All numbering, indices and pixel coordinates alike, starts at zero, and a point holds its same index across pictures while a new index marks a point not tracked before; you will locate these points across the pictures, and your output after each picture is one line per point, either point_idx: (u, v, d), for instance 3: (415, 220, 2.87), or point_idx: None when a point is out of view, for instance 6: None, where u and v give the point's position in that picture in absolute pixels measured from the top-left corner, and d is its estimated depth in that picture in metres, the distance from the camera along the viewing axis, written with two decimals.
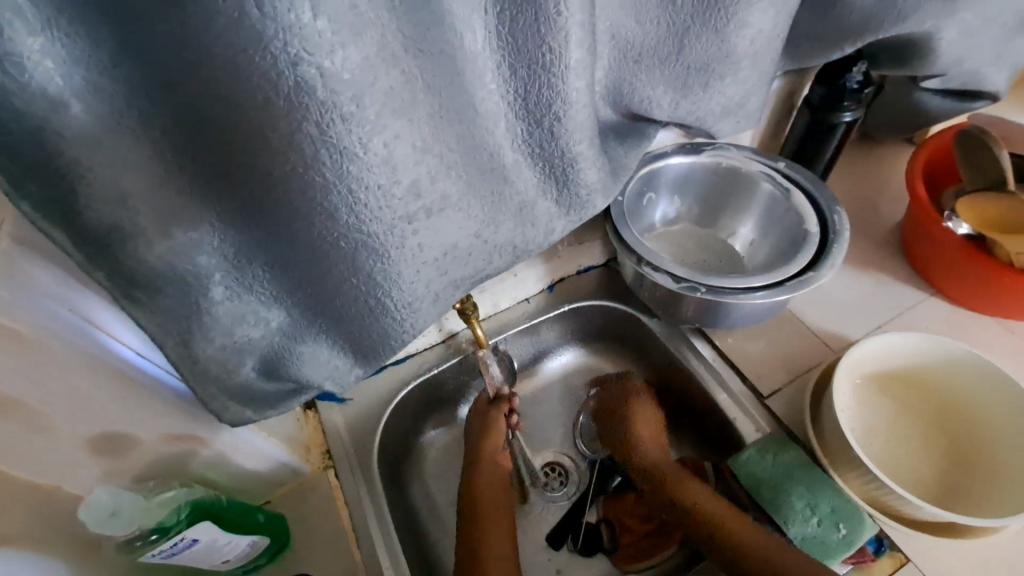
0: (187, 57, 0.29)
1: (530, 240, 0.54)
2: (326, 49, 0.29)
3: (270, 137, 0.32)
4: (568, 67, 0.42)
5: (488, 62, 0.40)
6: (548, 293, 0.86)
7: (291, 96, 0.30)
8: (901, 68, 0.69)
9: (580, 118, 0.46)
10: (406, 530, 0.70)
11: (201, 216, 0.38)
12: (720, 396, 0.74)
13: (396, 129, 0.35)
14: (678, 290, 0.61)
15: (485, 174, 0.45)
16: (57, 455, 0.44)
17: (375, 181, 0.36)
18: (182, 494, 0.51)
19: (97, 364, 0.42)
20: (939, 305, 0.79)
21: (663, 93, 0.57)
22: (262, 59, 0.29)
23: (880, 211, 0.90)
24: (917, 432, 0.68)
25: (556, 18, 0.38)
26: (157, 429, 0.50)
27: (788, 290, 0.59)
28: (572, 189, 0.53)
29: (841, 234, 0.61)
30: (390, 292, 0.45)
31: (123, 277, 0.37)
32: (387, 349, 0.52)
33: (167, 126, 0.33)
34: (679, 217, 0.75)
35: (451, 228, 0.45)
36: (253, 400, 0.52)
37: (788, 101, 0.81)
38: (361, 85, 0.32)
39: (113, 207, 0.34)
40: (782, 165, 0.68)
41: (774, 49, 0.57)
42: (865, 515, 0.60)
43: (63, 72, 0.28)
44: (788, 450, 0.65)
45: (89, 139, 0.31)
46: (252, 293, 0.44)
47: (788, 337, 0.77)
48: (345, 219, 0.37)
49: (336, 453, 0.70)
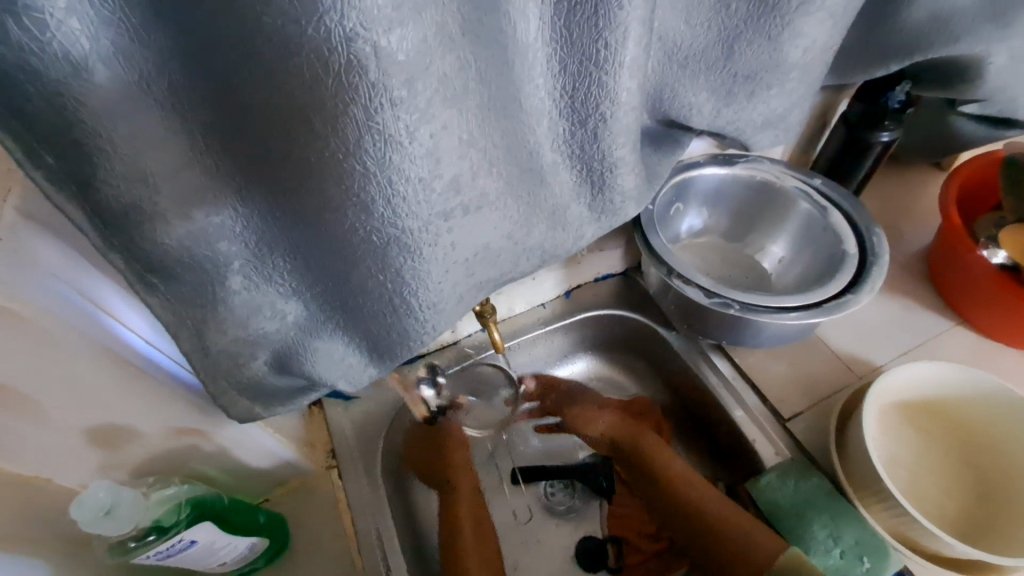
0: (228, 25, 0.27)
1: (559, 245, 0.52)
2: (383, 26, 0.27)
3: (312, 120, 0.30)
4: (621, 65, 0.39)
5: (540, 55, 0.37)
6: (564, 299, 0.85)
7: (340, 76, 0.28)
8: (944, 90, 0.66)
9: (627, 120, 0.44)
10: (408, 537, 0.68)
11: (224, 199, 0.36)
12: (737, 413, 0.72)
13: (445, 119, 0.33)
14: (710, 305, 0.59)
15: (524, 172, 0.43)
16: (53, 446, 0.42)
17: (416, 173, 0.34)
18: (183, 492, 0.48)
19: (103, 353, 0.39)
20: (963, 334, 0.77)
21: (705, 100, 0.54)
22: (313, 33, 0.26)
23: (905, 235, 0.88)
24: (940, 464, 0.66)
25: (617, 12, 0.36)
26: (159, 422, 0.47)
27: (824, 312, 0.57)
28: (607, 194, 0.50)
29: (880, 257, 0.59)
30: (416, 291, 0.43)
31: (138, 260, 0.34)
32: (405, 350, 0.49)
33: (197, 99, 0.31)
34: (706, 229, 0.73)
35: (484, 228, 0.43)
36: (262, 396, 0.49)
37: (821, 117, 0.79)
38: (414, 68, 0.29)
39: (134, 185, 0.31)
40: (818, 182, 0.66)
41: (826, 60, 0.55)
42: (889, 549, 0.57)
43: (90, 34, 0.26)
44: (810, 477, 0.63)
45: (113, 109, 0.28)
46: (271, 283, 0.42)
47: (810, 358, 0.75)
48: (381, 212, 0.35)
49: (340, 453, 0.68)
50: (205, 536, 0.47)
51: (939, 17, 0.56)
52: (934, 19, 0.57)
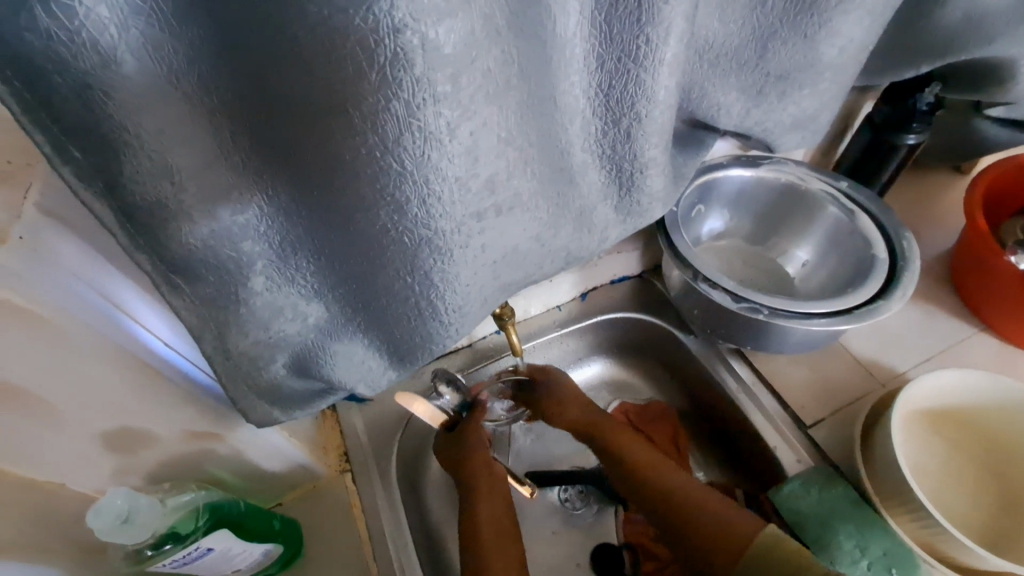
0: (267, 15, 0.26)
1: (584, 247, 0.51)
2: (432, 17, 0.26)
3: (351, 115, 0.29)
4: (661, 63, 0.38)
5: (579, 51, 0.36)
6: (580, 302, 0.83)
7: (383, 69, 0.26)
8: (975, 92, 0.65)
9: (661, 120, 0.43)
10: (422, 544, 0.66)
11: (252, 197, 0.34)
12: (758, 419, 0.70)
13: (484, 117, 0.31)
14: (737, 310, 0.57)
15: (556, 172, 0.42)
16: (68, 450, 0.41)
17: (453, 172, 0.32)
18: (200, 498, 0.47)
19: (122, 355, 0.38)
20: (988, 341, 0.76)
21: (735, 100, 0.53)
22: (359, 24, 0.25)
23: (925, 240, 0.87)
24: (966, 471, 0.65)
25: (662, 7, 0.35)
26: (175, 425, 0.46)
27: (855, 318, 0.55)
28: (635, 195, 0.49)
29: (910, 262, 0.58)
30: (443, 294, 0.41)
31: (161, 259, 0.33)
32: (426, 353, 0.48)
33: (229, 94, 0.30)
34: (728, 232, 0.71)
35: (514, 229, 0.41)
36: (281, 400, 0.48)
37: (844, 120, 0.78)
38: (460, 62, 0.28)
39: (159, 181, 0.30)
40: (845, 185, 0.64)
41: (861, 59, 0.53)
42: (917, 560, 0.56)
43: (121, 22, 0.25)
44: (835, 486, 0.61)
45: (141, 101, 0.27)
46: (294, 284, 0.41)
47: (832, 365, 0.74)
48: (414, 212, 0.34)
49: (353, 456, 0.67)
50: (221, 543, 0.46)
51: (975, 18, 0.55)
52: (969, 20, 0.55)
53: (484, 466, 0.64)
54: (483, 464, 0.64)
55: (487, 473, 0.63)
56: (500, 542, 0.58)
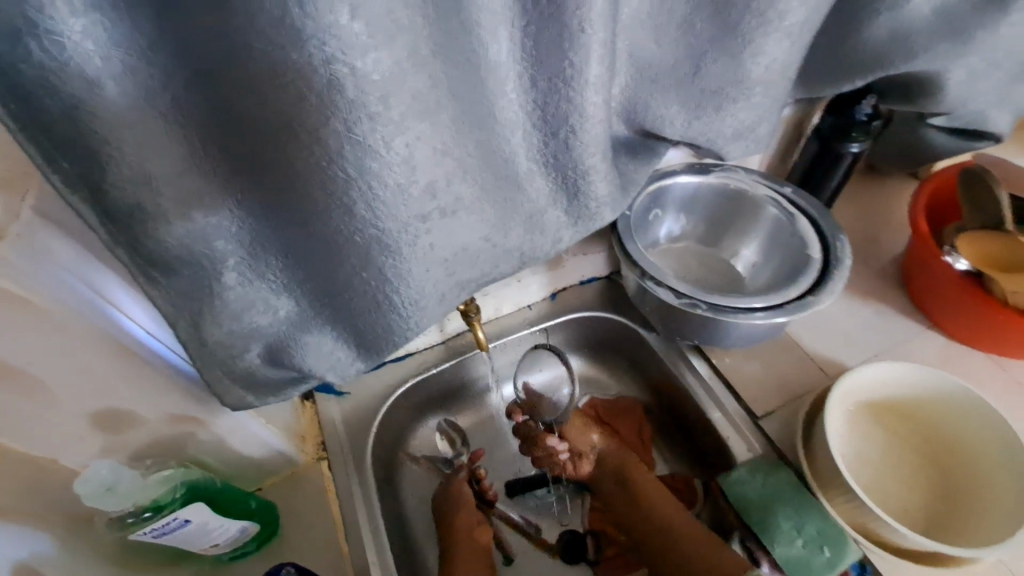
0: (226, 48, 0.31)
1: (537, 247, 0.55)
2: (359, 51, 0.30)
3: (298, 131, 0.33)
4: (587, 83, 0.43)
5: (510, 72, 0.41)
6: (550, 301, 0.88)
7: (321, 93, 0.31)
8: (910, 104, 0.69)
9: (596, 132, 0.47)
10: (393, 527, 0.71)
11: (222, 202, 0.39)
12: (713, 413, 0.75)
13: (419, 131, 0.36)
14: (678, 306, 0.62)
15: (499, 178, 0.47)
16: (60, 427, 0.45)
17: (395, 180, 0.37)
18: (179, 474, 0.51)
19: (108, 342, 0.43)
20: (933, 338, 0.80)
21: (677, 112, 0.58)
22: (297, 57, 0.30)
23: (880, 242, 0.92)
24: (905, 459, 0.69)
25: (580, 35, 0.39)
26: (158, 409, 0.51)
27: (787, 312, 0.60)
28: (582, 200, 0.54)
29: (842, 262, 0.62)
30: (398, 288, 0.46)
31: (141, 255, 0.38)
32: (390, 345, 0.53)
33: (197, 112, 0.34)
34: (684, 235, 0.76)
35: (462, 230, 0.46)
36: (255, 387, 0.53)
37: (797, 128, 0.82)
38: (388, 86, 0.33)
39: (139, 187, 0.35)
40: (789, 191, 0.69)
41: (788, 76, 0.58)
42: (849, 539, 0.60)
43: (103, 54, 0.29)
44: (777, 472, 0.65)
45: (121, 120, 0.32)
46: (264, 279, 0.45)
47: (784, 360, 0.78)
48: (362, 214, 0.38)
49: (330, 445, 0.71)
50: (197, 516, 0.50)
51: (898, 35, 0.59)
52: (894, 38, 0.60)
53: (466, 532, 0.70)
54: (468, 529, 0.70)
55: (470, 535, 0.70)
56: None
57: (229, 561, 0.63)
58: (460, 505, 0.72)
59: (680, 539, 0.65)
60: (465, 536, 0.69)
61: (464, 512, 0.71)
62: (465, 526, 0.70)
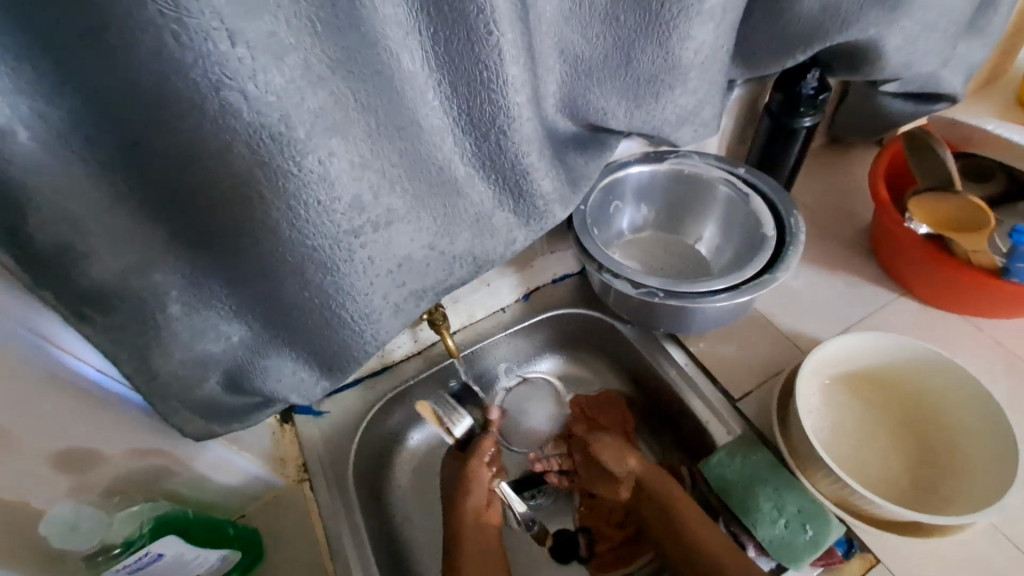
0: (127, 84, 0.31)
1: (489, 250, 0.55)
2: (247, 74, 0.32)
3: (202, 155, 0.35)
4: (506, 83, 0.43)
5: (425, 80, 0.42)
6: (524, 302, 0.88)
7: (216, 119, 0.33)
8: (855, 73, 0.69)
9: (528, 131, 0.48)
10: (381, 542, 0.71)
11: (156, 234, 0.40)
12: (691, 398, 0.74)
13: (331, 147, 0.37)
14: (638, 296, 0.62)
15: (435, 186, 0.47)
16: (22, 474, 0.45)
17: (314, 197, 0.38)
18: (145, 510, 0.53)
19: (57, 383, 0.44)
20: (908, 304, 0.79)
21: (617, 104, 0.58)
22: (184, 87, 0.31)
23: (849, 213, 0.91)
24: (887, 429, 0.68)
25: (488, 37, 0.40)
26: (121, 444, 0.51)
27: (745, 292, 0.60)
28: (527, 199, 0.54)
29: (797, 237, 0.62)
30: (344, 303, 0.47)
31: (77, 296, 0.38)
32: (351, 359, 0.53)
33: (114, 150, 0.35)
34: (646, 224, 0.76)
35: (402, 241, 0.47)
36: (219, 414, 0.53)
37: (751, 108, 0.82)
38: (286, 105, 0.34)
39: (63, 229, 0.35)
40: (742, 170, 0.69)
41: (721, 57, 0.59)
42: (830, 515, 0.60)
43: (8, 102, 0.30)
44: (755, 453, 0.65)
45: (35, 166, 0.32)
46: (210, 308, 0.45)
47: (760, 340, 0.78)
48: (288, 234, 0.39)
49: (311, 466, 0.71)
50: (171, 549, 0.51)
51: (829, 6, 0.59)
52: (826, 9, 0.60)
53: (477, 514, 0.68)
54: (476, 515, 0.68)
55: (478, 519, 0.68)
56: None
57: None
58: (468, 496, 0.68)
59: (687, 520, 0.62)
60: (478, 520, 0.67)
61: (476, 494, 0.68)
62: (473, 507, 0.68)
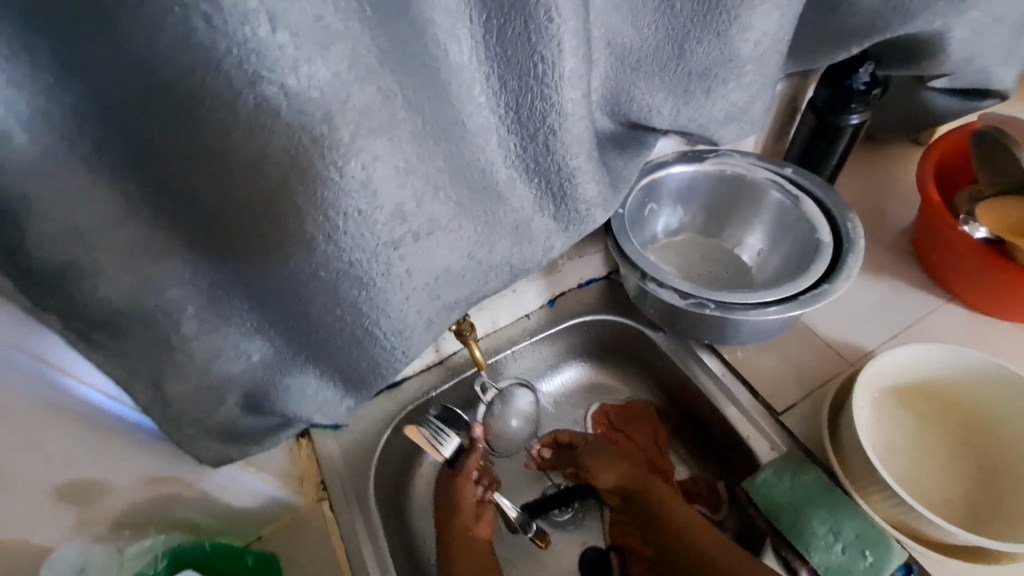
0: (144, 76, 0.27)
1: (527, 259, 0.51)
2: (289, 65, 0.27)
3: (232, 160, 0.30)
4: (563, 77, 0.38)
5: (475, 74, 0.37)
6: (549, 308, 0.83)
7: (250, 118, 0.28)
8: (910, 67, 0.65)
9: (579, 130, 0.43)
10: (404, 564, 0.67)
11: (169, 246, 0.35)
12: (730, 411, 0.71)
13: (377, 150, 0.32)
14: (686, 307, 0.58)
15: (477, 190, 0.43)
16: (23, 505, 0.42)
17: (355, 207, 0.33)
18: (160, 543, 0.53)
19: (61, 410, 0.39)
20: (956, 311, 0.75)
21: (664, 100, 0.54)
22: (214, 80, 0.27)
23: (888, 213, 0.87)
24: (941, 445, 0.64)
25: (548, 24, 0.35)
26: (132, 473, 0.47)
27: (802, 304, 0.55)
28: (572, 204, 0.49)
29: (855, 243, 0.58)
30: (378, 320, 0.42)
31: (84, 315, 0.34)
32: (380, 379, 0.48)
33: (127, 152, 0.30)
34: (682, 227, 0.72)
35: (442, 252, 0.42)
36: (237, 438, 0.49)
37: (791, 104, 0.78)
38: (331, 103, 0.29)
39: (68, 244, 0.31)
40: (789, 171, 0.65)
41: (778, 49, 0.54)
42: (892, 541, 0.56)
43: (4, 99, 0.26)
44: (806, 472, 0.61)
45: (37, 173, 0.28)
46: (229, 326, 0.41)
47: (801, 349, 0.74)
48: (324, 247, 0.35)
49: (330, 485, 0.67)
50: None
51: None
52: None
53: (465, 526, 0.63)
54: (466, 529, 0.63)
55: (468, 532, 0.63)
56: None
57: None
58: (458, 511, 0.63)
59: (692, 526, 0.61)
60: (467, 535, 0.62)
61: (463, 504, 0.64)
62: (463, 521, 0.63)
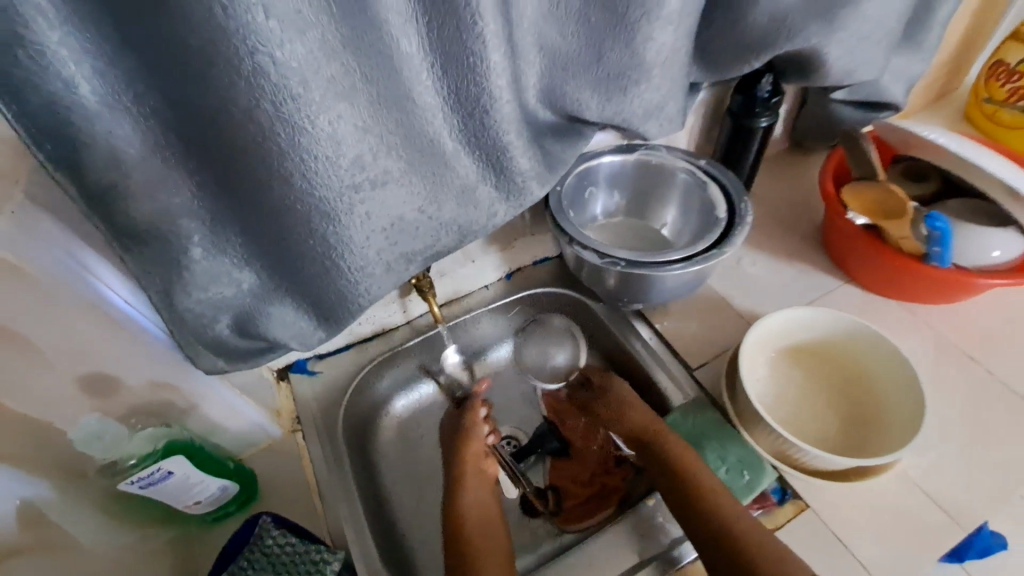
0: (174, 47, 0.38)
1: (473, 221, 0.63)
2: (276, 42, 0.39)
3: (234, 112, 0.42)
4: (490, 68, 0.51)
5: (421, 62, 0.49)
6: (506, 281, 0.95)
7: (248, 80, 0.40)
8: (804, 80, 0.78)
9: (508, 111, 0.55)
10: (366, 488, 0.77)
11: (183, 182, 0.47)
12: (654, 368, 0.82)
13: (340, 111, 0.45)
14: (601, 265, 0.70)
15: (426, 155, 0.54)
16: (53, 392, 0.52)
17: (323, 152, 0.46)
18: (160, 433, 0.61)
19: (92, 309, 0.50)
20: (852, 290, 0.88)
21: (591, 97, 0.66)
22: (224, 49, 0.38)
23: (806, 210, 1.00)
24: (823, 395, 0.76)
25: (474, 26, 0.47)
26: (141, 376, 0.58)
27: (698, 262, 0.68)
28: (508, 175, 0.61)
29: (744, 219, 0.70)
30: (343, 255, 0.53)
31: (117, 226, 0.46)
32: (346, 312, 0.60)
33: (158, 105, 0.42)
34: (617, 210, 0.85)
35: (396, 201, 0.54)
36: (226, 353, 0.59)
37: (717, 110, 0.91)
38: (305, 72, 0.41)
39: (110, 170, 0.42)
40: (704, 163, 0.77)
41: (680, 59, 0.67)
42: (766, 464, 0.68)
43: (77, 59, 0.37)
44: (705, 412, 0.73)
45: (94, 114, 0.39)
46: (225, 253, 0.52)
47: (718, 319, 0.86)
48: (299, 184, 0.47)
49: (304, 418, 0.78)
50: (179, 468, 0.58)
51: (778, 19, 0.67)
52: (775, 22, 0.68)
53: (475, 467, 0.76)
54: (476, 469, 0.76)
55: (476, 470, 0.76)
56: (490, 542, 0.68)
57: (213, 521, 0.70)
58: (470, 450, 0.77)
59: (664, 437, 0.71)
60: (475, 476, 0.75)
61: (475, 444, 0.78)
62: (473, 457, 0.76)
